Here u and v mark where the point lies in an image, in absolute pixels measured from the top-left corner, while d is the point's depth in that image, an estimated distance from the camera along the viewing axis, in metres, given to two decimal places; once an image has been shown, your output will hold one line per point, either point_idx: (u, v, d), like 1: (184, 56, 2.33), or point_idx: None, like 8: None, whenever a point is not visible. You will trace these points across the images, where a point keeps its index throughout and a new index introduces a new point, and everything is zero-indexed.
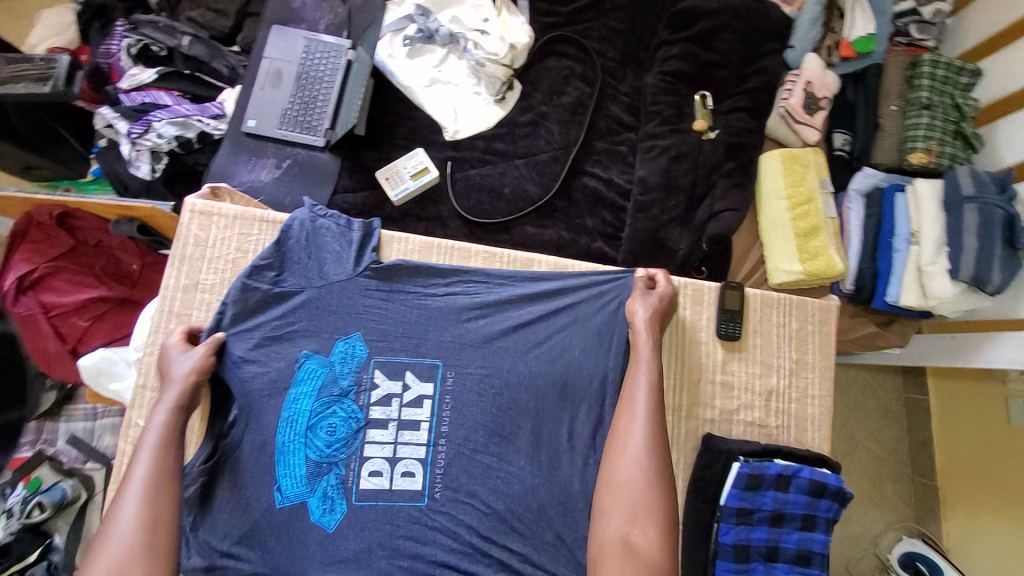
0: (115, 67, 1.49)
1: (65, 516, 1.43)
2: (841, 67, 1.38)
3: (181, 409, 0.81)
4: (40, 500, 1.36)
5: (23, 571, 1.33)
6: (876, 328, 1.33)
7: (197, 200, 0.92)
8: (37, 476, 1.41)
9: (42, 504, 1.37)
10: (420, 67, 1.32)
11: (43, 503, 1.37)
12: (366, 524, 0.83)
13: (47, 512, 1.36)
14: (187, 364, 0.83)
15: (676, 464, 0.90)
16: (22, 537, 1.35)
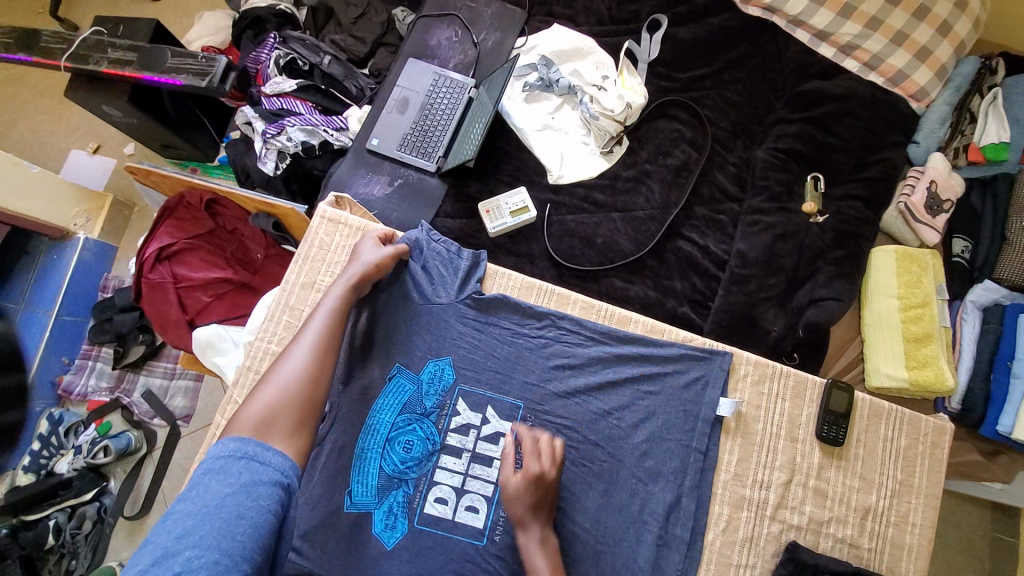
0: (260, 72, 1.66)
1: (123, 464, 1.61)
2: (967, 171, 1.30)
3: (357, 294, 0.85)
4: (107, 445, 1.54)
5: (78, 506, 1.52)
6: (984, 459, 1.19)
7: (328, 207, 0.99)
8: (107, 421, 1.62)
9: (108, 448, 1.54)
10: (536, 112, 1.38)
11: (109, 448, 1.54)
12: (425, 551, 0.83)
13: (110, 456, 1.53)
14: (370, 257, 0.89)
15: (753, 565, 0.83)
16: (84, 475, 1.54)
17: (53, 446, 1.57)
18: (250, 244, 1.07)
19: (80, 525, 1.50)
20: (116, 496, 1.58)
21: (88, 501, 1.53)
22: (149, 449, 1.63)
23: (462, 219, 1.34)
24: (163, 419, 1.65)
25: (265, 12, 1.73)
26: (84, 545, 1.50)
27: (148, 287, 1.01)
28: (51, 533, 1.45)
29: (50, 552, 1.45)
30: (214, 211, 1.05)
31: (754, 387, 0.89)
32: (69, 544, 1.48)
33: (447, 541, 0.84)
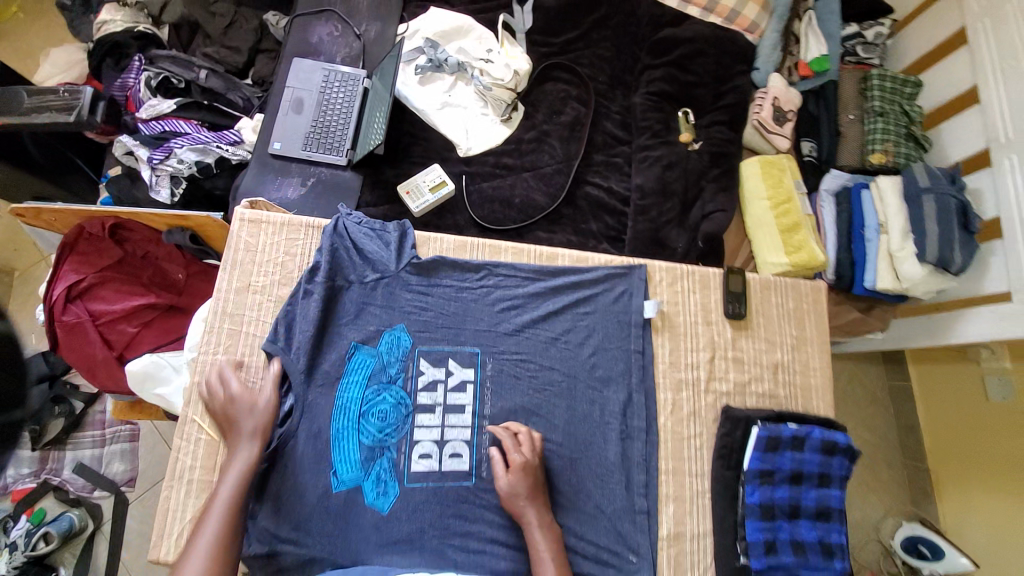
0: (131, 98, 1.55)
1: (70, 547, 1.58)
2: (802, 85, 1.56)
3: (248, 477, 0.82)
4: (47, 532, 1.52)
5: None
6: (859, 313, 1.45)
7: (246, 209, 0.99)
8: (40, 508, 1.57)
9: (48, 535, 1.52)
10: (432, 92, 1.44)
11: (50, 534, 1.52)
12: (420, 505, 0.88)
13: (53, 543, 1.52)
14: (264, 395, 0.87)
15: (700, 433, 0.97)
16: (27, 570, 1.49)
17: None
18: (167, 266, 1.03)
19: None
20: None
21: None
22: (96, 524, 1.60)
23: (382, 203, 1.37)
24: (105, 488, 1.62)
25: (123, 37, 1.60)
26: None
27: (62, 331, 0.94)
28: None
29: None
30: (119, 237, 0.99)
31: (669, 288, 1.04)
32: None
33: (439, 490, 0.89)
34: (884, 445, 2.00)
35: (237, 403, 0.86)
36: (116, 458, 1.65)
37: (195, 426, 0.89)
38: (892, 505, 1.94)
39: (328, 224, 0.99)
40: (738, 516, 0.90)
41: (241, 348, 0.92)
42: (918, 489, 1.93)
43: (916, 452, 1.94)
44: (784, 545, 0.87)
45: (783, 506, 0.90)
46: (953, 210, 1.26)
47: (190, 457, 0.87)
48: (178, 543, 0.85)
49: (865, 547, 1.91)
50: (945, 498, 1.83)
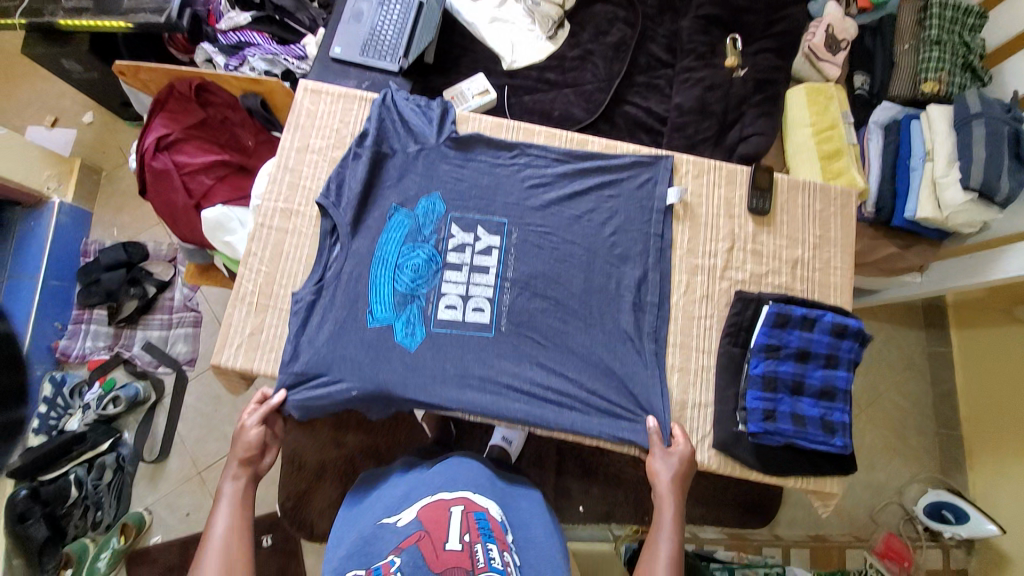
0: (212, 12, 1.72)
1: (134, 414, 1.68)
2: (860, 18, 1.53)
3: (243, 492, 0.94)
4: (116, 396, 1.61)
5: (96, 458, 1.57)
6: (896, 250, 1.41)
7: (309, 81, 1.10)
8: (111, 377, 1.67)
9: (117, 399, 1.61)
10: (483, 8, 1.51)
11: (119, 399, 1.61)
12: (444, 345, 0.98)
13: (120, 406, 1.61)
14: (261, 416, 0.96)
15: (712, 314, 1.02)
16: (97, 427, 1.60)
17: (60, 407, 1.63)
18: (240, 132, 1.17)
19: (101, 475, 1.56)
20: (132, 445, 1.66)
21: (105, 451, 1.59)
22: (158, 397, 1.70)
23: None
24: (168, 366, 1.72)
25: None
26: (107, 494, 1.58)
27: (151, 175, 1.11)
28: (72, 486, 1.51)
29: (74, 504, 1.51)
30: (201, 100, 1.14)
31: (695, 181, 1.08)
32: (93, 493, 1.54)
33: (462, 335, 0.98)
34: (916, 411, 1.88)
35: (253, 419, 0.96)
36: (181, 341, 1.75)
37: (257, 259, 1.02)
38: (920, 470, 1.83)
39: (378, 98, 1.09)
40: (740, 388, 0.96)
41: (299, 199, 1.04)
42: (949, 458, 1.82)
43: (949, 419, 1.83)
44: (783, 415, 0.92)
45: (787, 381, 0.94)
46: (1005, 137, 1.23)
47: (252, 282, 1.01)
48: (238, 352, 0.99)
49: (884, 510, 1.80)
50: (977, 468, 1.74)
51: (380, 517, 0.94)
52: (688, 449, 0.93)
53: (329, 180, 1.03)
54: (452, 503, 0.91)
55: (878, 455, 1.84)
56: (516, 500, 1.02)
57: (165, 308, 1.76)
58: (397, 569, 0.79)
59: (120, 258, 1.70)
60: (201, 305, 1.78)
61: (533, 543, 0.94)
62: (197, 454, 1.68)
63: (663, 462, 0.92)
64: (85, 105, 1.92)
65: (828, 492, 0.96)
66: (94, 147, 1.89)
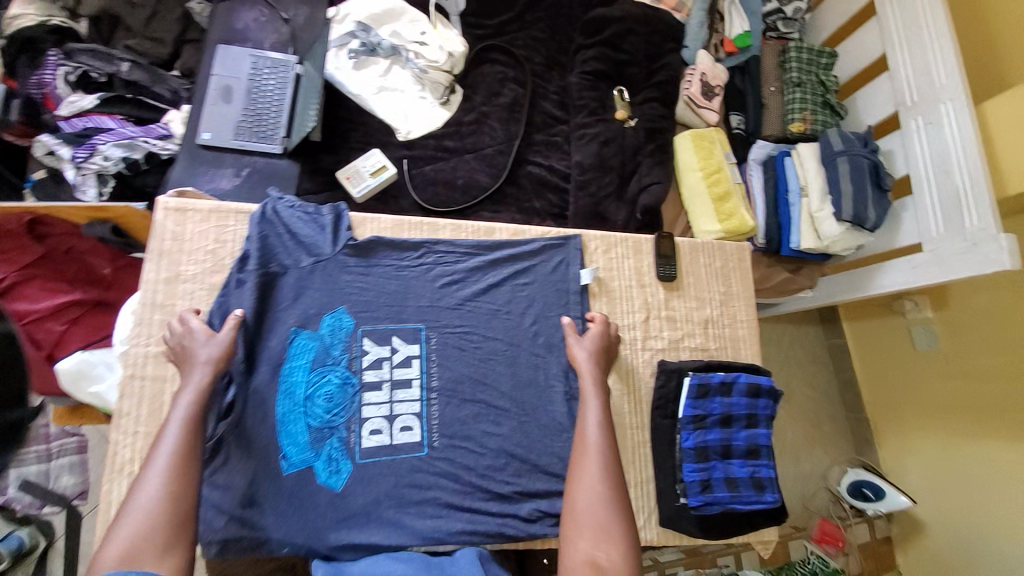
0: (49, 95, 1.45)
1: (21, 568, 1.36)
2: (728, 61, 1.64)
3: (201, 394, 0.80)
4: None
5: None
6: (788, 274, 1.56)
7: (168, 197, 0.95)
8: None
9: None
10: (367, 77, 1.43)
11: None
12: (378, 476, 0.88)
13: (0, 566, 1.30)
14: (210, 348, 0.84)
15: (640, 388, 1.04)
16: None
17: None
18: (93, 261, 1.03)
19: None
20: None
21: None
22: (49, 540, 1.39)
23: (325, 189, 1.37)
24: (55, 503, 1.41)
25: (37, 31, 1.49)
26: None
27: None
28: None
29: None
30: (39, 235, 0.99)
31: (605, 255, 1.09)
32: None
33: (393, 461, 0.89)
34: (827, 400, 2.09)
35: (194, 337, 0.84)
36: (67, 471, 1.44)
37: (133, 419, 0.86)
38: (839, 454, 2.04)
39: (258, 209, 0.97)
40: (676, 461, 0.98)
41: (172, 339, 0.89)
42: (861, 438, 2.03)
43: (856, 404, 2.04)
44: (718, 483, 0.96)
45: (716, 447, 0.98)
46: (866, 169, 1.36)
47: (129, 450, 0.85)
48: None
49: (815, 496, 1.98)
50: (885, 442, 1.95)
51: None
52: (605, 325, 1.01)
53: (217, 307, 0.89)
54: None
55: (801, 446, 2.02)
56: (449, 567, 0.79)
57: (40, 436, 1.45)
58: None
59: None
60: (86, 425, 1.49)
61: None
62: None
63: (578, 343, 0.99)
64: None
65: (767, 539, 1.03)
66: None
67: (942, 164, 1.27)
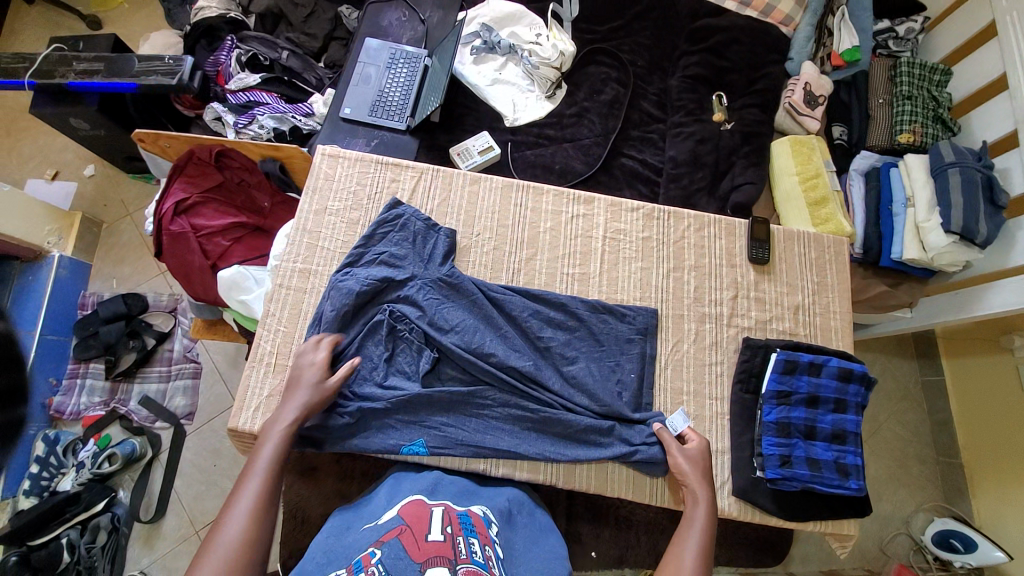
0: (222, 72, 1.75)
1: (130, 471, 1.55)
2: (835, 74, 1.64)
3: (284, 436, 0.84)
4: (111, 453, 1.49)
5: (89, 520, 1.43)
6: (886, 288, 1.48)
7: (326, 146, 1.16)
8: (107, 434, 1.56)
9: (113, 456, 1.49)
10: (484, 70, 1.61)
11: (114, 456, 1.49)
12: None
13: (116, 463, 1.48)
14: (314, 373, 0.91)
15: (722, 361, 1.07)
16: (92, 486, 1.47)
17: (53, 466, 1.50)
18: (257, 194, 1.23)
19: (95, 537, 1.42)
20: (128, 504, 1.52)
21: (100, 511, 1.45)
22: (155, 453, 1.57)
23: (438, 164, 1.55)
24: (165, 420, 1.59)
25: (218, 22, 1.83)
26: (102, 558, 1.42)
27: (168, 237, 1.15)
28: (64, 550, 1.36)
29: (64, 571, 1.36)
30: (222, 166, 1.21)
31: (697, 233, 1.15)
32: (86, 557, 1.39)
33: (490, 448, 0.96)
34: (916, 440, 1.85)
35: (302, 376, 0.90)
36: (180, 393, 1.64)
37: (276, 319, 1.02)
38: (924, 499, 1.79)
39: (398, 163, 1.15)
40: (755, 435, 1.00)
41: (316, 259, 1.07)
42: (952, 485, 1.78)
43: (950, 448, 1.80)
44: (799, 461, 0.96)
45: (800, 427, 0.98)
46: (979, 183, 1.31)
47: (269, 343, 1.01)
48: (256, 414, 0.97)
49: (892, 542, 1.74)
50: (980, 492, 1.70)
51: (365, 522, 0.81)
52: (704, 446, 0.96)
53: (322, 315, 0.99)
54: (432, 505, 0.81)
55: (883, 486, 1.79)
56: (513, 519, 0.87)
57: (163, 359, 1.66)
58: (377, 561, 0.66)
59: (119, 311, 1.61)
60: (201, 356, 1.69)
61: (526, 559, 0.78)
62: (194, 511, 1.53)
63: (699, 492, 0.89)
64: (87, 159, 1.88)
65: (845, 534, 1.01)
66: (96, 201, 1.83)
67: None
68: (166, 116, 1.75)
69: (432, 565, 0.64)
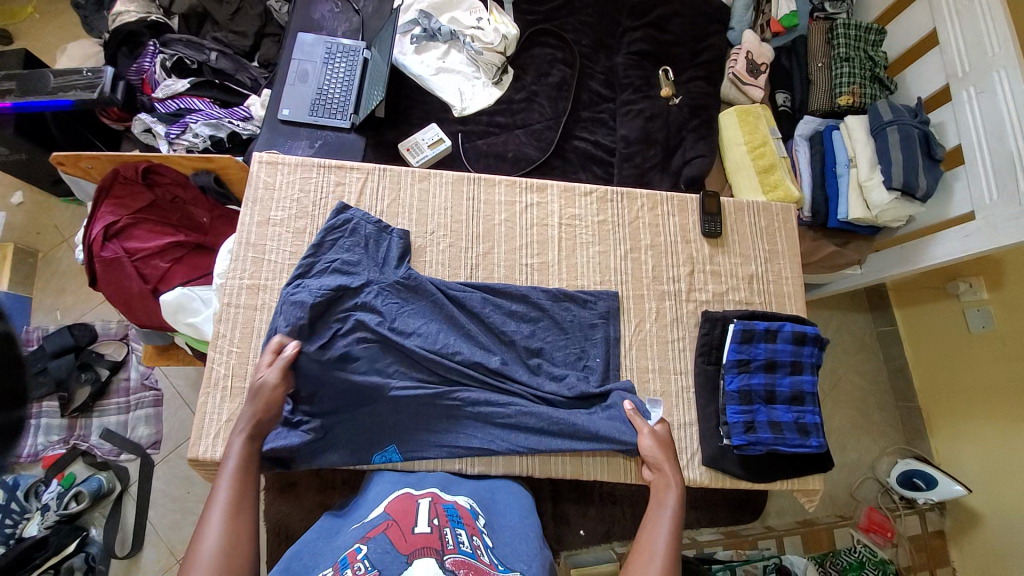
0: (147, 80, 1.64)
1: (100, 508, 1.48)
2: (775, 41, 1.65)
3: (246, 446, 0.82)
4: (78, 491, 1.42)
5: (61, 563, 1.36)
6: (836, 248, 1.53)
7: (263, 153, 1.10)
8: (71, 472, 1.47)
9: (79, 495, 1.42)
10: (426, 60, 1.56)
11: (81, 494, 1.42)
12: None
13: (83, 502, 1.41)
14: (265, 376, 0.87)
15: (683, 336, 1.09)
16: (60, 529, 1.39)
17: (15, 513, 1.39)
18: (194, 209, 1.17)
19: None
20: (102, 542, 1.45)
21: (72, 553, 1.38)
22: (125, 486, 1.50)
23: (388, 161, 1.50)
24: (130, 452, 1.53)
25: (136, 25, 1.69)
26: None
27: (100, 265, 1.08)
28: None
29: None
30: (151, 183, 1.14)
31: (651, 212, 1.16)
32: None
33: (465, 446, 0.96)
34: (876, 388, 1.96)
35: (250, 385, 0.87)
36: (143, 422, 1.57)
37: (227, 340, 0.98)
38: (888, 444, 1.90)
39: (343, 165, 1.11)
40: (720, 404, 1.03)
41: (264, 273, 1.02)
42: (912, 428, 1.89)
43: (906, 392, 1.91)
44: (762, 425, 0.99)
45: (761, 392, 1.02)
46: (916, 137, 1.35)
47: (223, 365, 0.97)
48: (217, 440, 0.94)
49: (862, 486, 1.85)
50: (938, 433, 1.82)
51: (347, 522, 0.80)
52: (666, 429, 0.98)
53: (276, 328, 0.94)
54: (419, 497, 0.81)
55: (848, 436, 1.90)
56: (499, 506, 0.88)
57: (121, 389, 1.58)
58: (363, 557, 0.64)
59: (66, 344, 1.51)
60: (161, 382, 1.62)
61: (510, 533, 0.80)
62: (176, 540, 1.49)
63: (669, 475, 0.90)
64: (13, 184, 1.73)
65: (811, 489, 1.05)
66: (26, 228, 1.70)
67: (994, 128, 1.25)
68: (91, 132, 1.63)
69: (420, 556, 0.63)
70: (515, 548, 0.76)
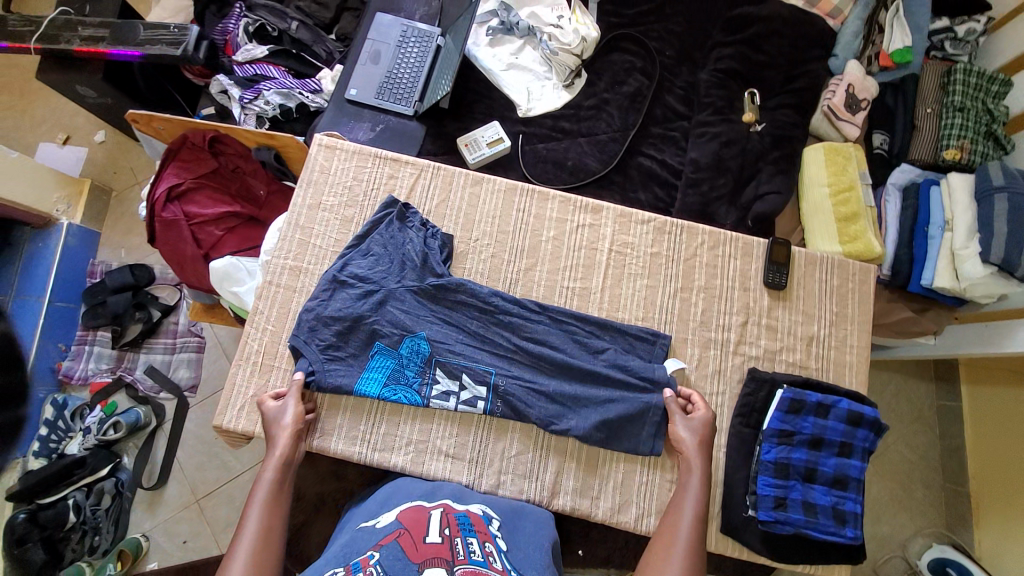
0: (230, 42, 1.70)
1: (134, 439, 1.57)
2: (881, 76, 1.49)
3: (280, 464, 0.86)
4: (116, 421, 1.51)
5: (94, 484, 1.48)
6: (911, 314, 1.38)
7: (324, 136, 1.10)
8: (112, 401, 1.57)
9: (118, 424, 1.51)
10: (500, 54, 1.51)
11: (119, 424, 1.51)
12: (453, 434, 0.98)
13: (121, 431, 1.50)
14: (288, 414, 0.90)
15: (724, 391, 1.01)
16: (97, 452, 1.50)
17: (60, 430, 1.54)
18: (252, 181, 1.20)
19: (99, 501, 1.47)
20: (131, 470, 1.55)
21: (105, 476, 1.49)
22: (159, 422, 1.59)
23: (444, 153, 1.48)
24: (169, 392, 1.61)
25: None
26: (106, 520, 1.48)
27: (162, 224, 1.14)
28: (70, 511, 1.43)
29: (71, 530, 1.43)
30: (215, 151, 1.18)
31: (710, 251, 1.08)
32: (91, 518, 1.45)
33: None
34: (924, 464, 1.78)
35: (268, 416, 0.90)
36: (184, 366, 1.65)
37: (263, 317, 1.00)
38: (925, 524, 1.72)
39: (399, 156, 1.10)
40: (751, 471, 0.95)
41: (307, 257, 1.03)
42: (955, 515, 1.71)
43: (958, 476, 1.72)
44: (794, 504, 0.92)
45: (800, 468, 0.94)
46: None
47: (257, 341, 0.99)
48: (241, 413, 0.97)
49: (887, 564, 1.70)
50: (983, 525, 1.63)
51: (359, 522, 0.81)
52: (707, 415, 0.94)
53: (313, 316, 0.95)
54: (431, 508, 0.79)
55: (884, 509, 1.74)
56: (512, 521, 0.84)
57: (169, 331, 1.67)
58: (376, 562, 0.64)
59: (127, 281, 1.61)
60: (205, 331, 1.69)
61: (521, 540, 0.78)
62: (195, 481, 1.57)
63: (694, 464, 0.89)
64: (98, 124, 1.84)
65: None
66: (106, 167, 1.81)
67: None
68: (173, 85, 1.69)
69: (431, 566, 0.63)
70: (527, 555, 0.75)
